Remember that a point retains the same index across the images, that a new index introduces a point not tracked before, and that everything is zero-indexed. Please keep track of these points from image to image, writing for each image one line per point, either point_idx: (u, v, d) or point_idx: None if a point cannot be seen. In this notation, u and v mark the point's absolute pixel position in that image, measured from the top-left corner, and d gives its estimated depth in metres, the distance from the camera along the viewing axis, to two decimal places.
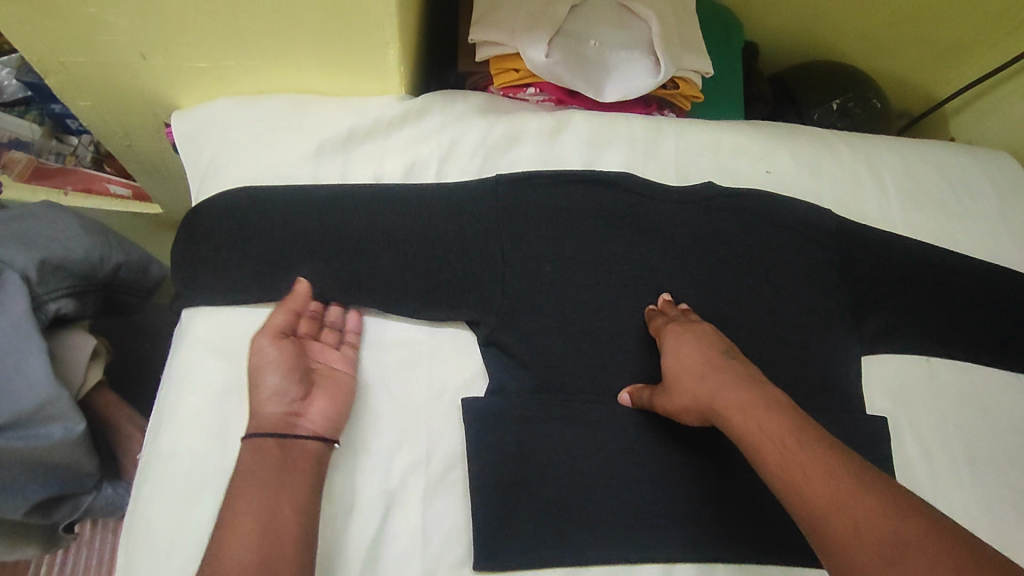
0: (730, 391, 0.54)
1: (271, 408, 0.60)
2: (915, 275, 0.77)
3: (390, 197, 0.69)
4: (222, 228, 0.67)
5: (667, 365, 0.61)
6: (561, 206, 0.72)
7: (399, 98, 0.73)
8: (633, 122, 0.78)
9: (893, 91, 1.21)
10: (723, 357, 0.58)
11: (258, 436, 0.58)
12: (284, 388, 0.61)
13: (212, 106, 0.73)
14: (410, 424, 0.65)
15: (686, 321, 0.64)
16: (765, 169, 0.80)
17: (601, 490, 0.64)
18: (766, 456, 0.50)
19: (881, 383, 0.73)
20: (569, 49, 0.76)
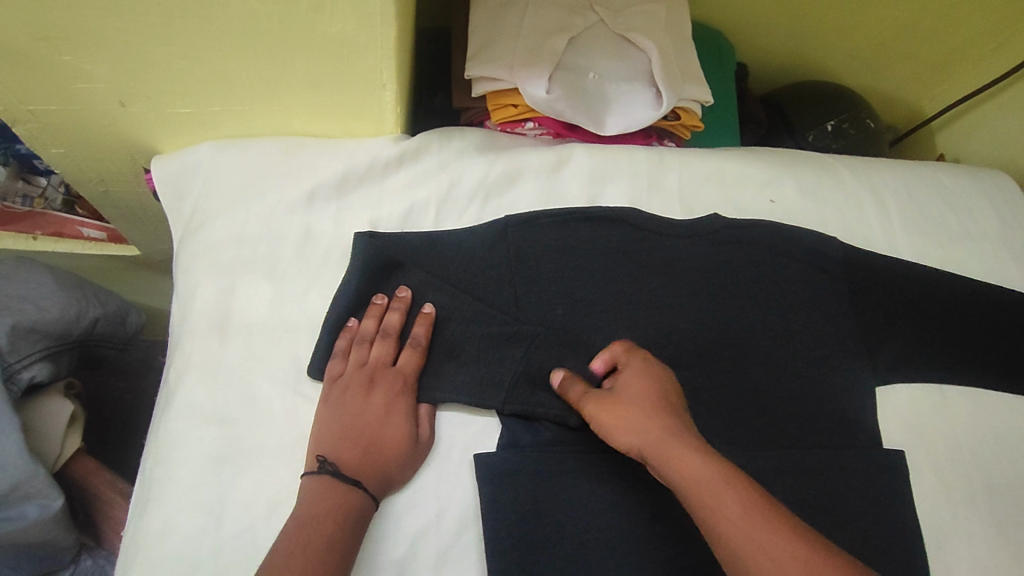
0: (686, 480, 0.49)
1: (354, 422, 0.59)
2: (928, 302, 0.76)
3: (389, 245, 0.66)
4: (247, 298, 0.63)
5: (614, 441, 0.55)
6: (568, 246, 0.69)
7: (395, 138, 0.70)
8: (636, 155, 0.76)
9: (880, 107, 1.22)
10: (667, 425, 0.53)
11: (368, 454, 0.58)
12: (394, 400, 0.61)
13: (196, 152, 0.69)
14: (419, 482, 0.61)
15: (626, 380, 0.58)
16: (769, 199, 0.79)
17: (617, 547, 0.61)
18: (724, 545, 0.46)
19: (896, 414, 0.71)
20: (569, 83, 0.74)
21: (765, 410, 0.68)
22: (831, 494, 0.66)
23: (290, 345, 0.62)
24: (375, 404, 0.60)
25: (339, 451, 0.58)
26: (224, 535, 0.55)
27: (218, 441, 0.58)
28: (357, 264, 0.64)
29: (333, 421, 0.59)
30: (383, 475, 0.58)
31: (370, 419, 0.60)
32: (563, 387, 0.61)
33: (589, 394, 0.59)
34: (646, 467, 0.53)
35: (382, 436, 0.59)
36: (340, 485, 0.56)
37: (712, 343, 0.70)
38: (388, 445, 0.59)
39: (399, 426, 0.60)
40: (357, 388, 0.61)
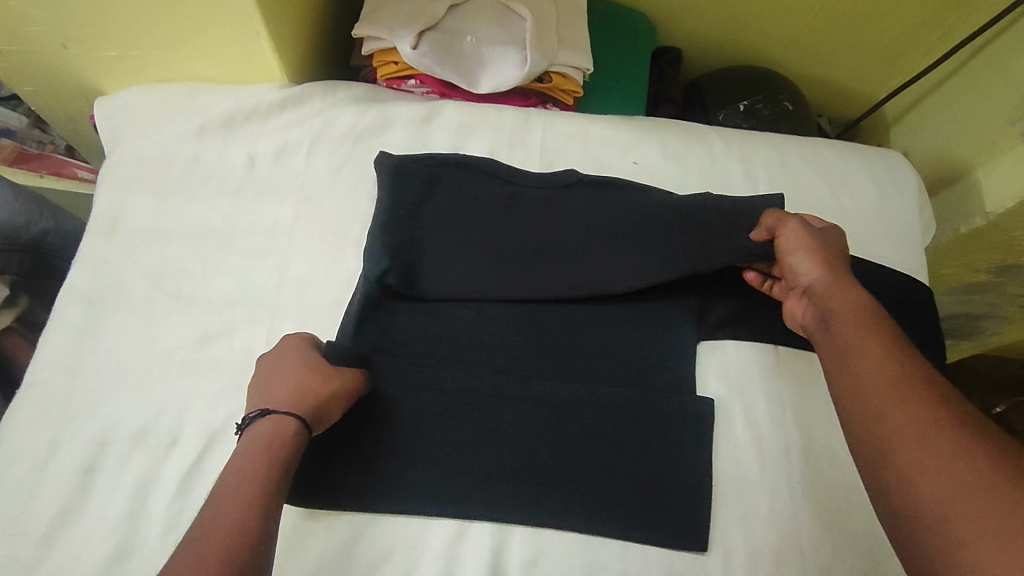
0: (856, 308, 0.61)
1: (270, 387, 0.62)
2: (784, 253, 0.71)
3: (264, 178, 0.78)
4: (139, 208, 0.76)
5: (791, 266, 0.68)
6: (416, 181, 0.76)
7: (280, 85, 0.80)
8: (504, 113, 0.83)
9: (821, 95, 1.23)
10: (848, 280, 0.65)
11: (285, 396, 0.61)
12: (297, 357, 0.64)
13: (125, 93, 0.81)
14: (243, 371, 0.69)
15: (827, 234, 0.70)
16: (632, 160, 0.83)
17: (409, 447, 0.68)
18: (860, 392, 0.54)
19: (718, 368, 0.73)
20: (442, 44, 0.81)
21: (580, 347, 0.72)
22: (631, 430, 0.69)
23: (162, 249, 0.74)
24: (275, 368, 0.64)
25: (261, 409, 0.60)
26: (76, 390, 0.67)
27: (86, 317, 0.70)
28: (380, 167, 0.77)
29: (254, 396, 0.62)
30: (309, 402, 0.61)
31: (281, 376, 0.63)
32: (761, 227, 0.72)
33: (796, 220, 0.70)
34: (812, 289, 0.65)
35: (294, 380, 0.62)
36: (262, 432, 0.58)
37: (542, 277, 0.73)
38: (306, 387, 0.61)
39: (312, 371, 0.63)
40: (264, 369, 0.64)
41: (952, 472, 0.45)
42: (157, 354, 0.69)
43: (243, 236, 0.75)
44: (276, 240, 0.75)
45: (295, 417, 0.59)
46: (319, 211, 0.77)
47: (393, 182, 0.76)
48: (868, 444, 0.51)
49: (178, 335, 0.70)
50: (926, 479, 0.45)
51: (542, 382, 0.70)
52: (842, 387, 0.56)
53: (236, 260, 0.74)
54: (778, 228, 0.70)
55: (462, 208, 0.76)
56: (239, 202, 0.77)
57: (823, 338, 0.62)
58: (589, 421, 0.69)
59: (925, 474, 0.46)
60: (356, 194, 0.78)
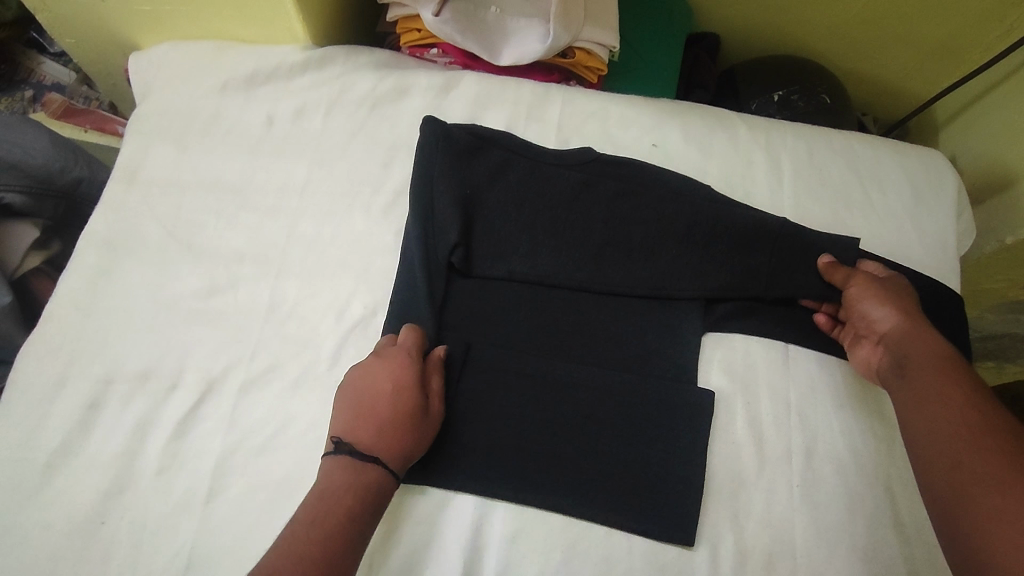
0: (937, 360, 0.60)
1: (363, 406, 0.62)
2: (796, 276, 0.71)
3: (280, 138, 0.79)
4: (162, 160, 0.77)
5: (864, 314, 0.66)
6: (428, 147, 0.74)
7: (304, 48, 0.81)
8: (523, 87, 0.82)
9: (863, 91, 1.18)
10: (922, 326, 0.64)
11: (378, 429, 0.60)
12: (400, 378, 0.62)
13: (158, 49, 0.83)
14: (246, 323, 0.69)
15: (896, 284, 0.68)
16: (652, 142, 0.80)
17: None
18: (935, 447, 0.54)
19: (723, 361, 0.69)
20: (465, 12, 0.80)
21: (581, 327, 0.70)
22: (628, 416, 0.66)
23: (179, 200, 0.75)
24: (373, 383, 0.62)
25: (351, 430, 0.61)
26: (87, 329, 0.69)
27: (101, 260, 0.72)
28: (430, 136, 0.74)
29: (346, 401, 0.63)
30: (397, 441, 0.60)
31: (379, 398, 0.62)
32: (833, 266, 0.70)
33: (864, 273, 0.69)
34: (885, 339, 0.65)
35: (388, 409, 0.61)
36: (351, 467, 0.58)
37: (547, 258, 0.72)
38: (400, 423, 0.60)
39: (408, 402, 0.61)
40: (365, 373, 0.63)
41: None
42: (165, 301, 0.70)
43: (256, 192, 0.76)
44: (287, 198, 0.76)
45: (384, 462, 0.59)
46: (331, 173, 0.77)
47: (450, 152, 0.73)
48: (946, 502, 0.51)
49: (186, 284, 0.71)
50: (1009, 544, 0.46)
51: (538, 359, 0.68)
52: (917, 441, 0.57)
53: (247, 215, 0.75)
54: (846, 279, 0.69)
55: (474, 176, 0.73)
56: (256, 158, 0.78)
57: (899, 387, 0.61)
58: (583, 403, 0.66)
59: (1008, 538, 0.46)
60: (369, 159, 0.78)
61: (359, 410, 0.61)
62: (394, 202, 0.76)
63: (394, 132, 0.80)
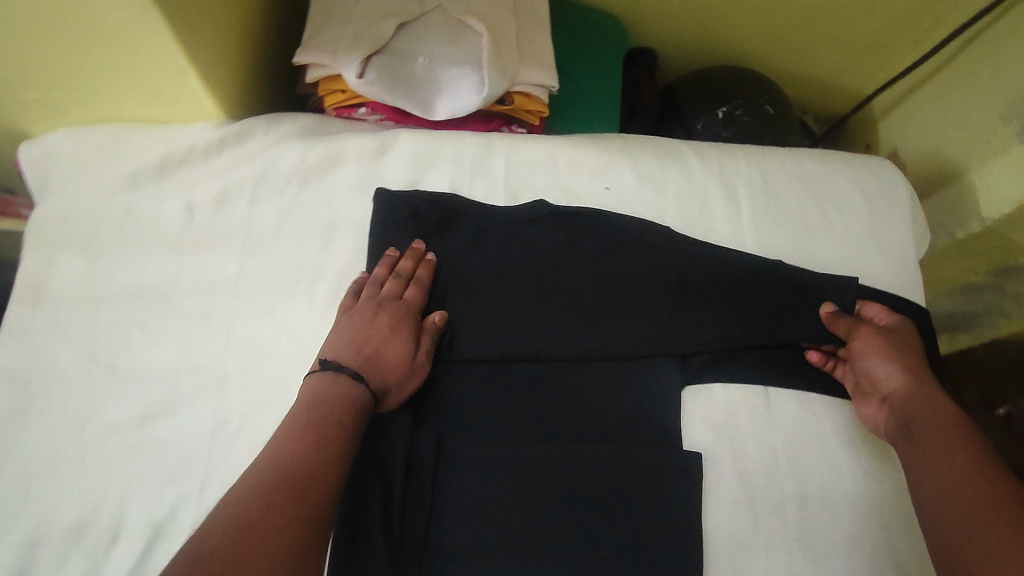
0: (942, 423, 0.59)
1: (357, 339, 0.63)
2: (802, 322, 0.69)
3: (203, 231, 0.71)
4: (69, 272, 0.69)
5: (867, 370, 0.65)
6: (387, 221, 0.71)
7: (217, 124, 0.74)
8: (463, 140, 0.77)
9: (802, 91, 1.18)
10: (927, 384, 0.63)
11: (370, 364, 0.61)
12: (395, 325, 0.64)
13: (48, 139, 0.73)
14: (192, 449, 0.63)
15: (901, 335, 0.67)
16: (604, 185, 0.76)
17: (374, 536, 0.59)
18: (947, 518, 0.53)
19: (704, 415, 0.67)
20: (391, 68, 0.74)
21: (556, 400, 0.66)
22: (617, 493, 0.63)
23: (96, 316, 0.67)
24: (374, 323, 0.64)
25: (342, 355, 0.61)
26: (5, 483, 0.61)
27: (12, 400, 0.64)
28: (378, 210, 0.72)
29: (342, 338, 0.63)
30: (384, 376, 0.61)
31: (374, 337, 0.63)
32: (835, 317, 0.68)
33: (867, 324, 0.67)
34: (890, 399, 0.63)
35: (382, 352, 0.62)
36: (340, 386, 0.58)
37: (514, 332, 0.68)
38: (388, 364, 0.62)
39: (400, 348, 0.63)
40: (365, 312, 0.65)
41: None
42: (92, 438, 0.63)
43: (184, 295, 0.69)
44: (220, 298, 0.69)
45: (368, 387, 0.59)
46: (266, 263, 0.71)
47: (403, 225, 0.71)
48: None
49: (115, 415, 0.63)
50: None
51: (515, 444, 0.64)
52: (929, 509, 0.55)
53: (176, 323, 0.67)
54: (851, 331, 0.67)
55: (438, 251, 0.71)
56: (179, 256, 0.70)
57: (906, 448, 0.60)
58: (568, 484, 0.63)
59: None
60: (306, 241, 0.72)
61: (357, 343, 0.62)
62: (340, 287, 0.70)
63: (330, 208, 0.74)
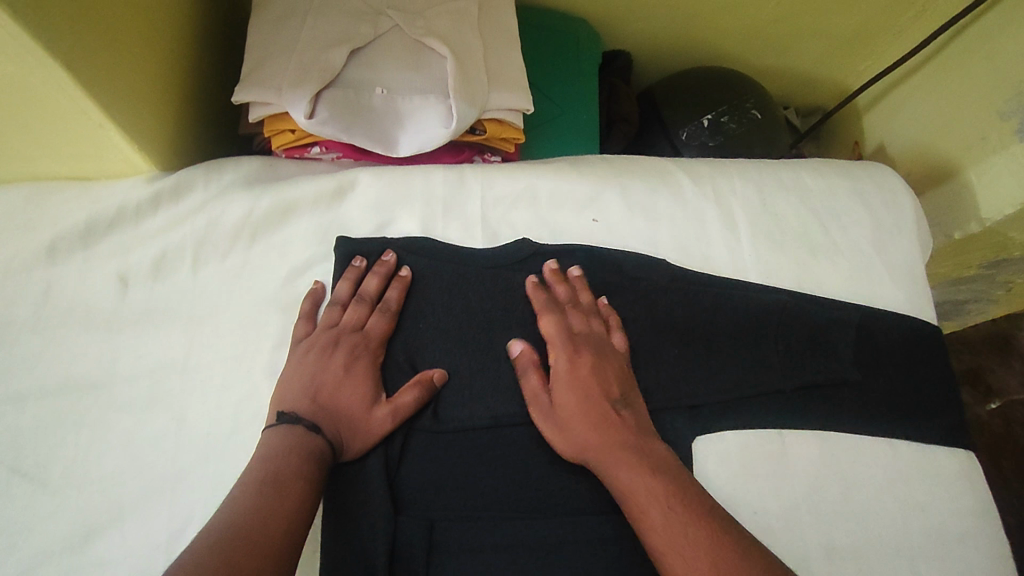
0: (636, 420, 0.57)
1: (313, 381, 0.57)
2: (809, 360, 0.65)
3: (142, 304, 0.63)
4: None
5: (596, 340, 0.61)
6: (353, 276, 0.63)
7: (149, 178, 0.64)
8: (432, 177, 0.69)
9: (783, 87, 1.13)
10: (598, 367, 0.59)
11: (328, 408, 0.56)
12: (354, 362, 0.59)
13: None
14: (146, 566, 0.54)
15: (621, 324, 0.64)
16: (592, 217, 0.69)
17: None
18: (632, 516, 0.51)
19: (720, 469, 0.61)
20: (346, 102, 0.66)
21: (558, 467, 0.60)
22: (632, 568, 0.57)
23: (24, 416, 0.59)
24: (331, 359, 0.58)
25: (297, 402, 0.56)
26: None
27: None
28: (342, 264, 0.64)
29: (297, 378, 0.57)
30: (343, 422, 0.56)
31: (330, 379, 0.57)
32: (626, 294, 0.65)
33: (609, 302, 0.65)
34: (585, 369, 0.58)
35: (340, 395, 0.57)
36: (292, 435, 0.52)
37: (505, 394, 0.61)
38: (346, 409, 0.57)
39: (359, 388, 0.58)
40: (320, 349, 0.59)
41: None
42: (31, 561, 0.55)
43: (127, 382, 0.60)
44: (166, 382, 0.60)
45: (324, 437, 0.54)
46: (217, 335, 0.62)
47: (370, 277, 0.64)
48: None
49: (55, 532, 0.56)
50: None
51: (516, 522, 0.57)
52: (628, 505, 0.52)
53: (120, 416, 0.59)
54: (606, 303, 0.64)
55: (413, 308, 0.63)
56: (115, 337, 0.61)
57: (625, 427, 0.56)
58: (578, 563, 0.57)
59: None
60: (263, 306, 0.64)
61: (313, 384, 0.57)
62: None
63: (287, 265, 0.65)
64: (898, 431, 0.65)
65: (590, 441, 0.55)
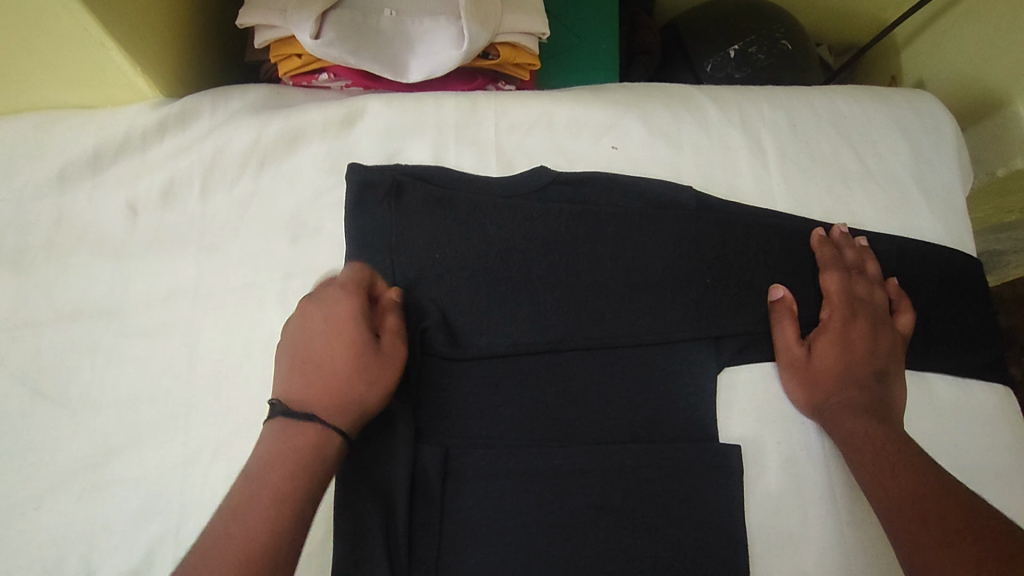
0: (875, 370, 0.58)
1: (324, 384, 0.50)
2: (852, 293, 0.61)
3: (152, 233, 0.62)
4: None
5: (855, 294, 0.61)
6: (364, 204, 0.61)
7: (154, 104, 0.63)
8: (444, 103, 0.66)
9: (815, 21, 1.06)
10: (872, 322, 0.60)
11: (336, 393, 0.50)
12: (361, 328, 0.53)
13: None
14: (164, 487, 0.55)
15: (871, 272, 0.63)
16: (611, 144, 0.66)
17: (378, 568, 0.52)
18: (874, 465, 0.53)
19: (741, 400, 0.59)
20: (353, 24, 0.63)
21: (575, 396, 0.58)
22: (648, 497, 0.56)
23: (39, 342, 0.59)
24: (326, 327, 0.52)
25: (308, 408, 0.49)
26: None
27: None
28: (351, 192, 0.62)
29: (304, 385, 0.50)
30: (335, 385, 0.50)
31: (334, 350, 0.51)
32: (844, 239, 0.63)
33: (853, 249, 0.63)
34: (825, 334, 0.59)
35: (339, 357, 0.51)
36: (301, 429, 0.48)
37: (521, 323, 0.59)
38: (352, 381, 0.50)
39: (375, 375, 0.52)
40: (323, 314, 0.53)
41: (931, 548, 0.45)
42: (49, 480, 0.55)
43: (137, 309, 0.60)
44: (177, 309, 0.60)
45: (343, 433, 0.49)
46: (227, 264, 0.61)
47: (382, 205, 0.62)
48: (907, 507, 0.49)
49: (72, 452, 0.56)
50: (931, 549, 0.45)
51: (532, 450, 0.56)
52: (871, 455, 0.54)
53: (131, 342, 0.59)
54: (839, 251, 0.63)
55: (426, 236, 0.61)
56: (126, 265, 0.61)
57: (871, 382, 0.58)
58: (595, 491, 0.56)
59: (932, 544, 0.46)
60: (273, 234, 0.62)
61: (323, 385, 0.50)
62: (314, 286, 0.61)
63: (296, 194, 0.64)
64: (933, 366, 0.62)
65: (874, 396, 0.57)
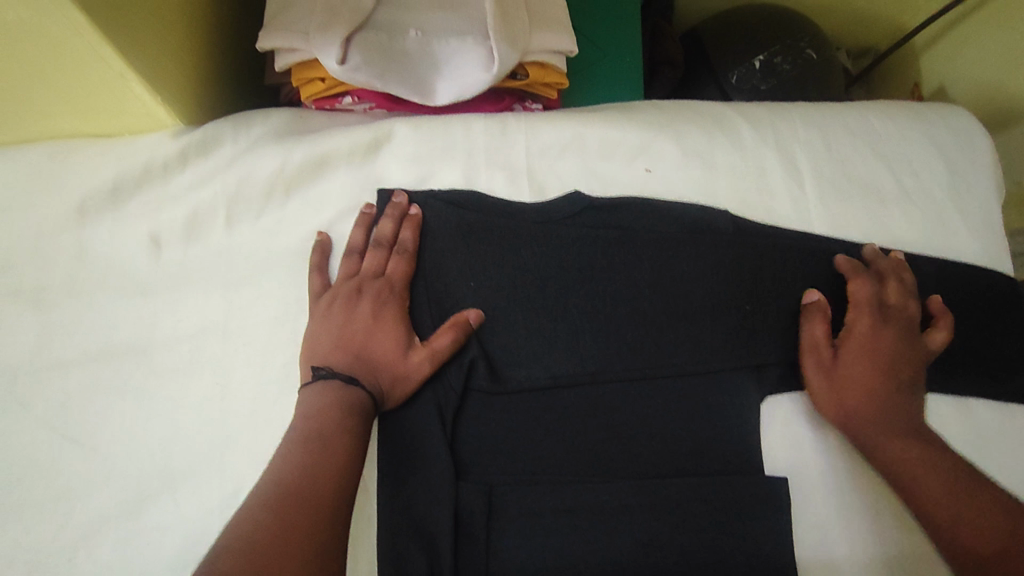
0: (915, 391, 0.58)
1: (342, 330, 0.55)
2: None
3: (176, 267, 0.60)
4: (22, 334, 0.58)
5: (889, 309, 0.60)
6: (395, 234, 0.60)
7: (175, 133, 0.61)
8: (473, 126, 0.64)
9: (832, 26, 1.05)
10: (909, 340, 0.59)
11: (357, 350, 0.54)
12: (382, 308, 0.56)
13: None
14: (200, 533, 0.53)
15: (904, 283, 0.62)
16: (645, 167, 0.65)
17: None
18: (924, 493, 0.54)
19: (784, 429, 0.59)
20: (379, 46, 0.61)
21: (617, 430, 0.57)
22: (694, 533, 0.55)
23: (66, 384, 0.57)
24: (349, 287, 0.57)
25: (330, 358, 0.54)
26: None
27: None
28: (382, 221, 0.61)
29: (321, 335, 0.55)
30: (360, 351, 0.54)
31: (359, 327, 0.55)
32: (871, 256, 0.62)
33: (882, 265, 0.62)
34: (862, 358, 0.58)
35: (357, 327, 0.55)
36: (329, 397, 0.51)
37: (561, 355, 0.58)
38: (379, 358, 0.54)
39: (390, 336, 0.55)
40: (344, 299, 0.57)
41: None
42: (82, 528, 0.54)
43: (164, 347, 0.58)
44: (206, 346, 0.58)
45: (363, 390, 0.52)
46: (256, 298, 0.59)
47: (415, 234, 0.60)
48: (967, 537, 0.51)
49: (105, 499, 0.55)
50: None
51: (575, 487, 0.55)
52: (921, 483, 0.54)
53: (160, 383, 0.57)
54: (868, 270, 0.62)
55: (460, 267, 0.60)
56: (150, 301, 0.59)
57: (911, 403, 0.58)
58: (641, 528, 0.55)
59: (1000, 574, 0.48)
60: (302, 267, 0.61)
61: (346, 331, 0.55)
62: None
63: (324, 224, 0.62)
64: (973, 390, 0.62)
65: (916, 419, 0.57)
